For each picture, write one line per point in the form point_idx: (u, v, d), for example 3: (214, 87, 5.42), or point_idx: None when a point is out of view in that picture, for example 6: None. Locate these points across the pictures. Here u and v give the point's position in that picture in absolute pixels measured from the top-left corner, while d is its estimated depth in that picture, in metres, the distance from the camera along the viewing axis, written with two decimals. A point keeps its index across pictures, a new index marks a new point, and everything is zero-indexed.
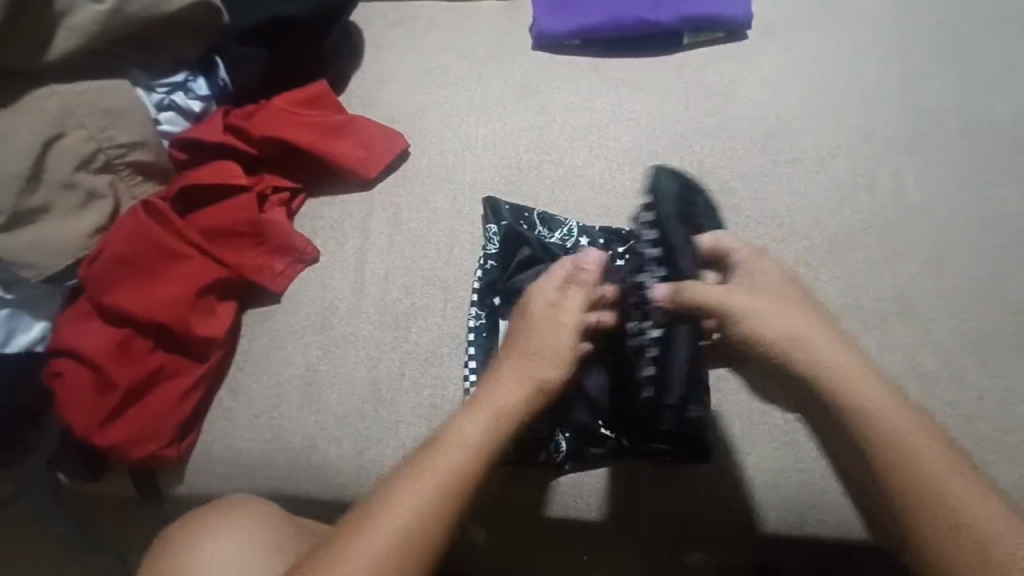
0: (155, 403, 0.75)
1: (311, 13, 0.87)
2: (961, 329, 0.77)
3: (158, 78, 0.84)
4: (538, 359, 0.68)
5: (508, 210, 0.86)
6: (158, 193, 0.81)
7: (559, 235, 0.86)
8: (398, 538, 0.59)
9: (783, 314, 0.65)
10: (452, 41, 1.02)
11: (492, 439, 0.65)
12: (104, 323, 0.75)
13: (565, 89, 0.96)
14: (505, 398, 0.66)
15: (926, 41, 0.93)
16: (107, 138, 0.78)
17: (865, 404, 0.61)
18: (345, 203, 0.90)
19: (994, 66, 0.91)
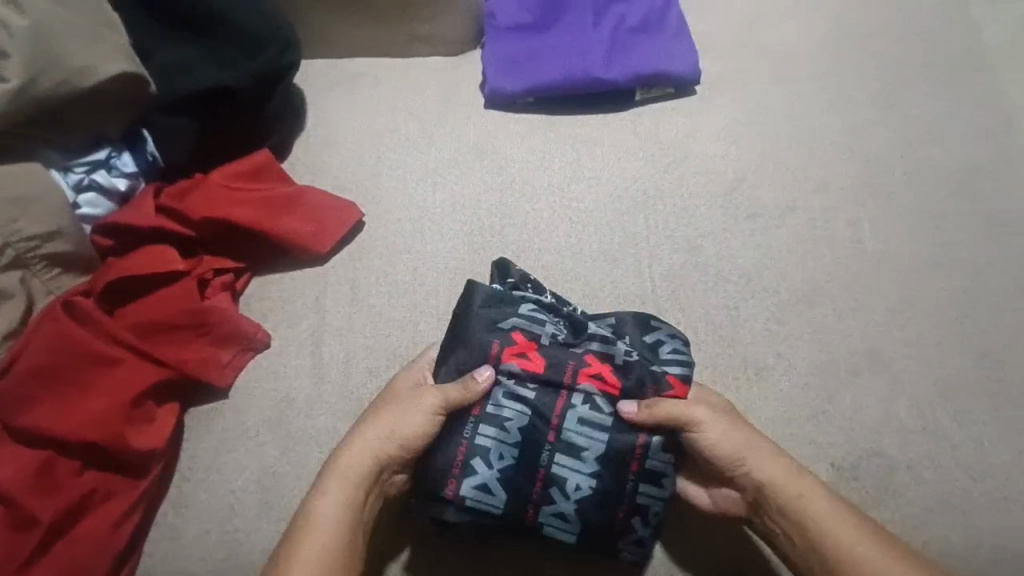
0: (86, 534, 0.64)
1: (246, 83, 0.81)
2: (930, 375, 0.79)
3: (76, 158, 0.75)
4: (385, 424, 0.65)
5: (517, 270, 0.76)
6: (81, 288, 0.72)
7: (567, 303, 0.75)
8: None
9: (731, 430, 0.65)
10: (400, 100, 0.99)
11: (350, 512, 0.61)
12: (23, 446, 0.65)
13: (522, 148, 0.93)
14: (352, 461, 0.63)
15: (860, 95, 0.98)
16: (15, 231, 0.68)
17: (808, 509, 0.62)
18: (296, 279, 0.83)
19: (922, 118, 0.96)
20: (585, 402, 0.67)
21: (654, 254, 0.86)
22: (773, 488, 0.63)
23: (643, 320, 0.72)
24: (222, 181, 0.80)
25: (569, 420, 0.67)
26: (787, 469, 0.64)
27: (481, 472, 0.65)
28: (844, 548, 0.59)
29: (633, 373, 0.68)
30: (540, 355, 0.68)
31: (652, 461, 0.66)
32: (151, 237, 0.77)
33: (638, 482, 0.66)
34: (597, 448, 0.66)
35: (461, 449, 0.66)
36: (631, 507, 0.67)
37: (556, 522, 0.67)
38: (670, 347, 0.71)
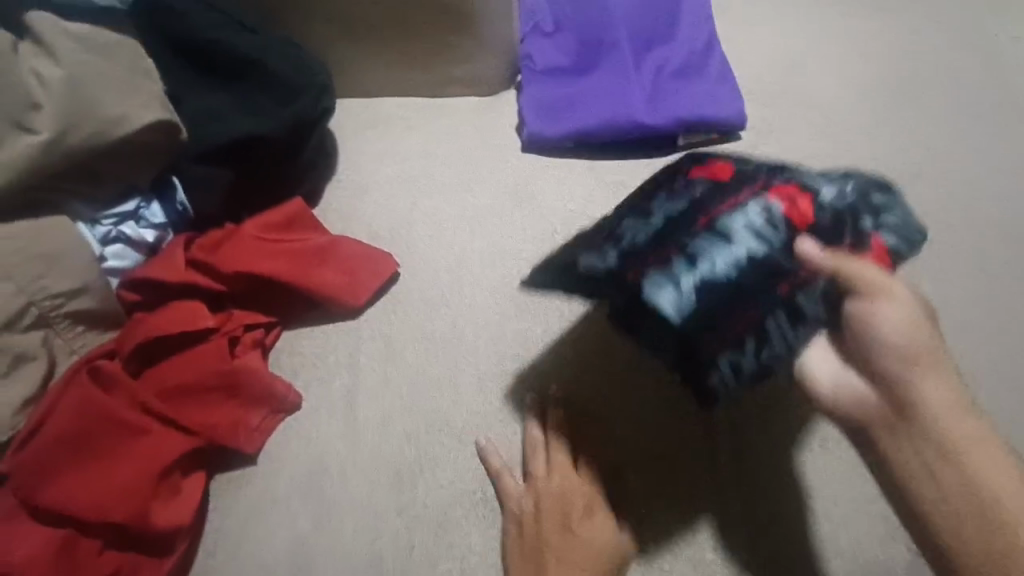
0: None
1: (282, 131, 0.78)
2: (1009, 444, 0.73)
3: (104, 210, 0.72)
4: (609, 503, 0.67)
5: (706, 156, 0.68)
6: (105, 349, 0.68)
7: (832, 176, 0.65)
8: None
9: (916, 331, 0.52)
10: (435, 143, 0.95)
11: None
12: (39, 524, 0.60)
13: (563, 195, 0.90)
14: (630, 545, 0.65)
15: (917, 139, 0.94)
16: (39, 288, 0.65)
17: (965, 447, 0.50)
18: (328, 334, 0.79)
19: (984, 163, 0.92)
20: (763, 215, 0.58)
21: None
22: (957, 439, 0.50)
23: (861, 189, 0.63)
24: (256, 233, 0.77)
25: (744, 222, 0.59)
26: (975, 421, 0.51)
27: (604, 252, 0.59)
28: (1009, 514, 0.49)
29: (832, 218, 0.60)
30: (723, 168, 0.64)
31: (813, 300, 0.56)
32: (181, 294, 0.73)
33: (778, 310, 0.56)
34: (756, 246, 0.57)
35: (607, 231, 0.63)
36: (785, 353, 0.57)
37: (668, 290, 0.55)
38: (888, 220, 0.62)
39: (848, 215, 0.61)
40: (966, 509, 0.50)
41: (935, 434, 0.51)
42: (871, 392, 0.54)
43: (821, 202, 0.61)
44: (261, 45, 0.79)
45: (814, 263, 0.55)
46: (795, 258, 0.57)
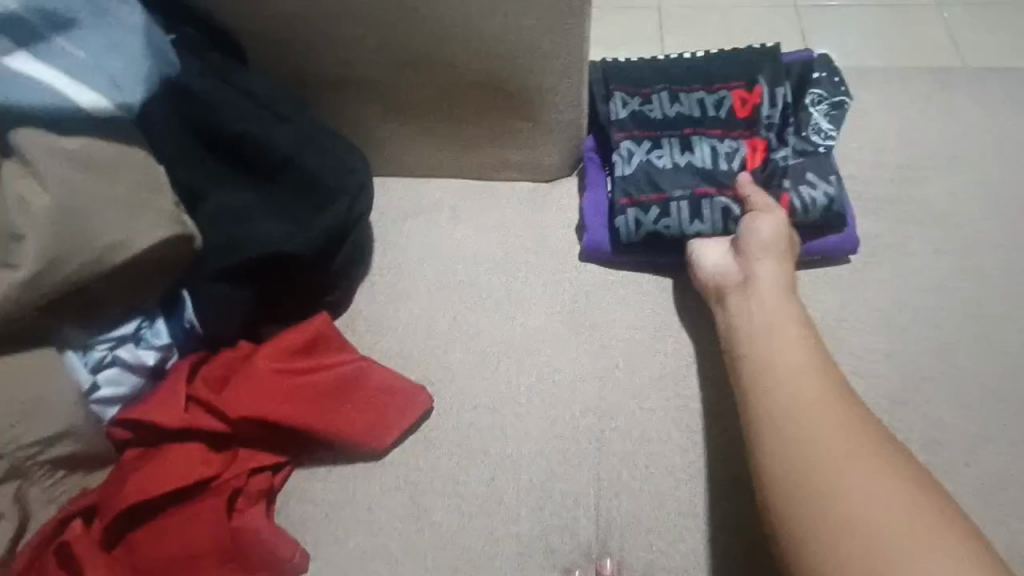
0: None
1: (315, 250, 0.68)
2: None
3: (101, 333, 0.62)
4: None
5: (794, 74, 0.84)
6: (86, 505, 0.59)
7: (817, 137, 0.81)
8: None
9: (785, 331, 0.63)
10: (483, 246, 0.83)
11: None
12: None
13: (628, 318, 0.77)
14: None
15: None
16: (15, 436, 0.56)
17: (797, 396, 0.57)
18: (346, 482, 0.67)
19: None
20: (720, 115, 0.81)
21: None
22: (775, 367, 0.60)
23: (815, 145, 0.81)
24: (268, 360, 0.66)
25: (701, 97, 0.82)
26: (797, 326, 0.63)
27: (631, 99, 0.83)
28: (810, 437, 0.54)
29: (791, 154, 0.80)
30: (749, 98, 0.81)
31: (719, 154, 0.79)
32: (176, 439, 0.62)
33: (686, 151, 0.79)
34: (692, 115, 0.81)
35: (650, 135, 0.81)
36: (662, 193, 0.77)
37: (622, 95, 0.83)
38: (826, 186, 0.77)
39: (813, 148, 0.80)
40: (804, 435, 0.55)
41: (751, 312, 0.65)
42: (733, 266, 0.71)
43: (803, 121, 0.82)
44: (297, 142, 0.68)
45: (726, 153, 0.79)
46: (715, 149, 0.79)
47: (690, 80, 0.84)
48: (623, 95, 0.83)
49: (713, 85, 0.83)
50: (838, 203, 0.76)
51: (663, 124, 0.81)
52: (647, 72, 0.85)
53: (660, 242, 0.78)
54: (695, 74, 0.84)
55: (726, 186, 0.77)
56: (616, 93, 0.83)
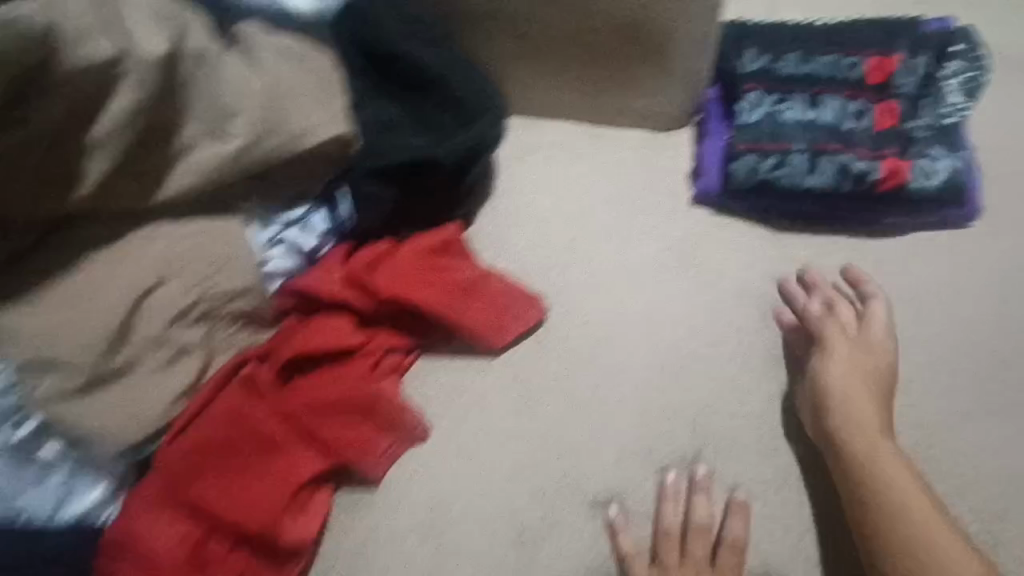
0: None
1: (456, 156, 0.75)
2: None
3: (275, 213, 0.72)
4: None
5: (934, 42, 0.83)
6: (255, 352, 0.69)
7: (950, 107, 0.80)
8: None
9: (854, 356, 0.69)
10: (598, 183, 0.87)
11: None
12: (178, 520, 0.63)
13: (738, 259, 0.79)
14: None
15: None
16: (210, 286, 0.66)
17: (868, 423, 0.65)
18: (463, 371, 0.75)
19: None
20: (850, 76, 0.81)
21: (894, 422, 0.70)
22: (856, 415, 0.66)
23: (948, 117, 0.79)
24: (409, 254, 0.75)
25: (833, 58, 0.83)
26: (872, 351, 0.70)
27: (761, 55, 0.85)
28: (883, 467, 0.63)
29: (920, 125, 0.79)
30: (882, 63, 0.82)
31: (845, 115, 0.79)
32: (330, 307, 0.72)
33: (809, 109, 0.81)
34: (820, 75, 0.82)
35: (776, 91, 0.83)
36: (782, 143, 0.79)
37: (753, 53, 0.86)
38: (948, 160, 0.76)
39: (945, 119, 0.79)
40: (882, 463, 0.63)
41: (840, 359, 0.69)
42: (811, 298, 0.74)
43: (941, 90, 0.81)
44: (445, 61, 0.75)
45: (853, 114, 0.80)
46: (840, 109, 0.80)
47: (825, 44, 0.85)
48: (753, 52, 0.86)
49: (846, 49, 0.84)
50: (960, 177, 0.76)
51: (791, 80, 0.82)
52: (784, 33, 0.87)
53: (774, 192, 0.79)
54: (829, 38, 0.85)
55: (847, 143, 0.78)
56: (747, 49, 0.86)
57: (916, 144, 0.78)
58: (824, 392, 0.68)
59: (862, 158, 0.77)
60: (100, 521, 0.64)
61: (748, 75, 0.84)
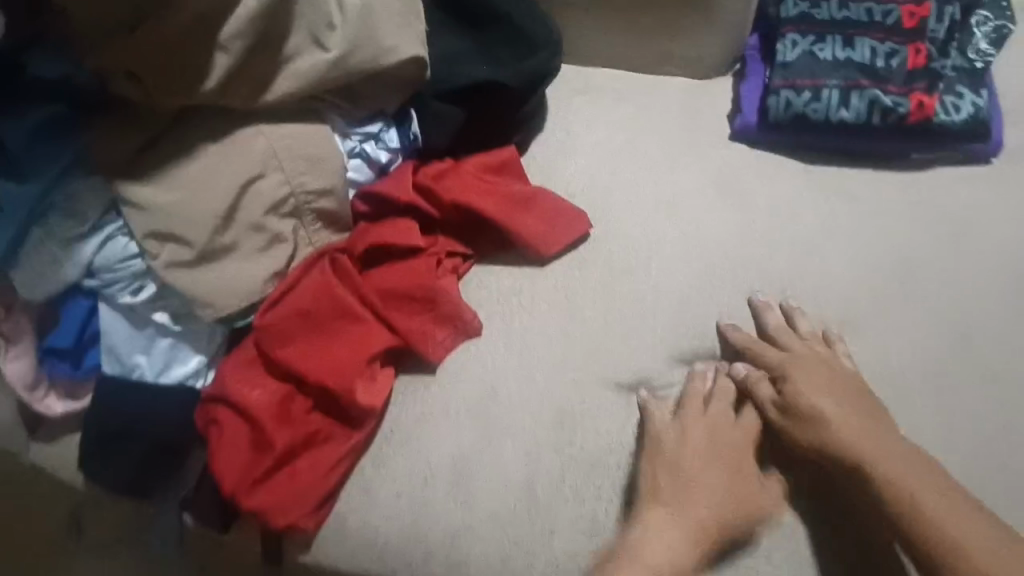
0: (303, 472, 0.72)
1: (519, 80, 0.84)
2: None
3: (355, 127, 0.82)
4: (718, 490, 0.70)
5: None
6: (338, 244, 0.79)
7: (977, 52, 0.85)
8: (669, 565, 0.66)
9: (807, 368, 0.73)
10: (643, 120, 0.94)
11: (690, 563, 0.67)
12: (273, 376, 0.74)
13: (771, 189, 0.86)
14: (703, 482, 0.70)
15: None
16: (300, 183, 0.76)
17: (842, 425, 0.69)
18: (514, 277, 0.83)
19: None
20: (886, 21, 0.85)
21: (904, 333, 0.77)
22: (828, 421, 0.70)
23: (975, 61, 0.85)
24: (473, 170, 0.84)
25: (870, 4, 0.86)
26: (817, 359, 0.74)
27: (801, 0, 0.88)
28: (875, 465, 0.66)
29: (949, 65, 0.84)
30: (919, 9, 0.85)
31: (878, 57, 0.84)
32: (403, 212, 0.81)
33: (844, 51, 0.85)
34: (857, 20, 0.86)
35: (813, 34, 0.86)
36: (817, 81, 0.84)
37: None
38: (974, 98, 0.83)
39: (972, 62, 0.84)
40: (874, 459, 0.67)
41: (798, 383, 0.73)
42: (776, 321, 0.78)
43: (970, 36, 0.86)
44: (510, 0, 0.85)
45: (887, 56, 0.84)
46: (874, 52, 0.84)
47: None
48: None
49: None
50: (984, 115, 0.82)
51: (829, 24, 0.86)
52: None
53: (806, 125, 0.85)
54: None
55: (877, 82, 0.83)
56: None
57: (945, 82, 0.84)
58: (783, 398, 0.73)
59: (892, 94, 0.82)
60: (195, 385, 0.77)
61: (787, 20, 0.88)
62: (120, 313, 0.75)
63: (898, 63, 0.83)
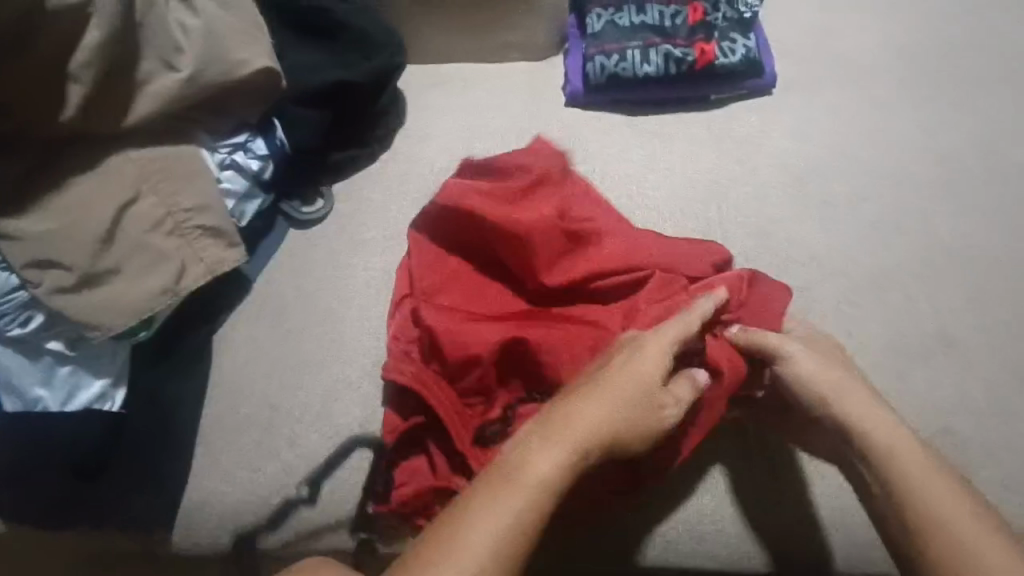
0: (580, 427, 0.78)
1: (369, 79, 0.94)
2: (988, 365, 0.83)
3: (222, 139, 0.88)
4: (607, 410, 0.65)
5: None
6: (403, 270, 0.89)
7: (744, 5, 1.05)
8: (482, 563, 0.58)
9: (837, 377, 0.73)
10: (491, 101, 1.05)
11: (613, 421, 0.65)
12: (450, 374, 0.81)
13: (601, 142, 1.01)
14: (573, 427, 0.64)
15: (935, 109, 1.00)
16: (176, 203, 0.81)
17: (895, 447, 0.69)
18: (393, 254, 0.94)
19: (987, 122, 0.99)
20: None
21: (726, 238, 0.92)
22: (881, 440, 0.69)
23: (742, 12, 1.04)
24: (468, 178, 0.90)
25: None
26: (855, 383, 0.74)
27: None
28: (921, 493, 0.66)
29: (721, 18, 1.04)
30: None
31: (665, 18, 1.03)
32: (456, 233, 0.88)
33: (638, 18, 1.04)
34: None
35: (613, 8, 1.05)
36: (621, 45, 1.03)
37: None
38: (744, 42, 1.02)
39: (741, 14, 1.04)
40: (925, 489, 0.66)
41: (842, 398, 0.72)
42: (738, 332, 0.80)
43: None
44: (348, 8, 0.94)
45: (672, 17, 1.03)
46: (661, 15, 1.03)
47: None
48: None
49: None
50: (753, 55, 1.02)
51: None
52: None
53: (621, 82, 1.03)
54: None
55: (667, 39, 1.03)
56: None
57: (719, 32, 1.04)
58: (813, 395, 0.73)
59: (679, 46, 1.02)
60: (103, 407, 0.79)
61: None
62: (17, 349, 0.79)
63: (681, 20, 1.03)
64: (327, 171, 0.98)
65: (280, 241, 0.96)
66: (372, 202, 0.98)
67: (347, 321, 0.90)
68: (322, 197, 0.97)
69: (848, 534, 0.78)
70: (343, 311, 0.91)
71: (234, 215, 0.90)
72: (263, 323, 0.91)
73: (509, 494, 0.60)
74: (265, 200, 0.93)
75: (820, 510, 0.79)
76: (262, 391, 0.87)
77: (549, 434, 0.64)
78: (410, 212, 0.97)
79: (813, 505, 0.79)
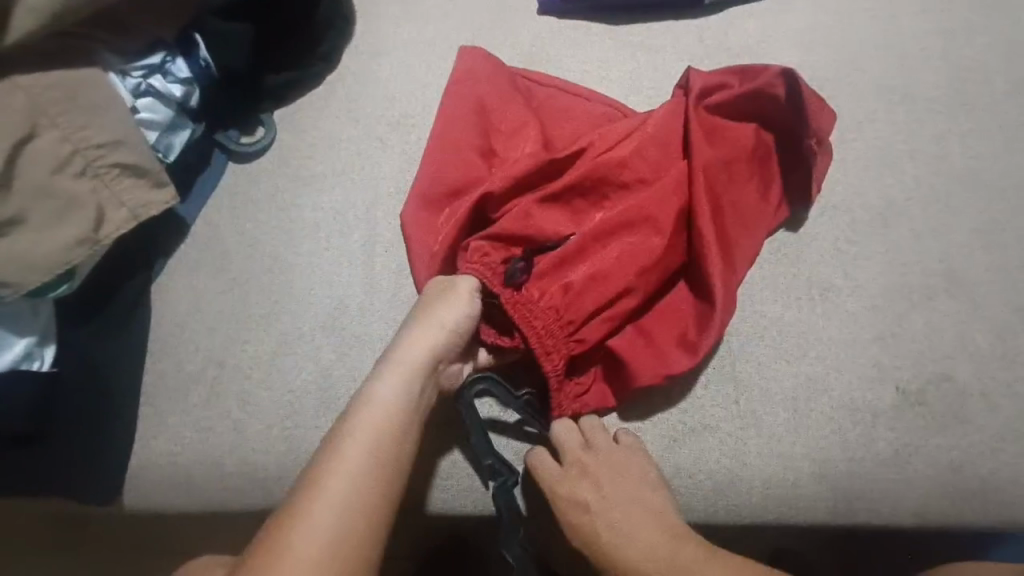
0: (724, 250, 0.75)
1: None
2: (1005, 301, 0.76)
3: (133, 61, 0.75)
4: (415, 349, 0.68)
5: None
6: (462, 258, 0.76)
7: None
8: (339, 509, 0.60)
9: None
10: (452, 9, 0.91)
11: (401, 405, 0.66)
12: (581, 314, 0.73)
13: (579, 56, 0.89)
14: (396, 373, 0.67)
15: (962, 10, 0.87)
16: (83, 138, 0.70)
17: None
18: (346, 191, 0.84)
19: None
20: None
21: None
22: None
23: None
24: (448, 144, 0.80)
25: None
26: None
27: None
28: None
29: None
30: None
31: None
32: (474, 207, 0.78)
33: None
34: None
35: None
36: None
37: None
38: None
39: None
40: None
41: None
42: None
43: None
44: None
45: None
46: None
47: None
48: None
49: None
50: None
51: None
52: None
53: None
54: None
55: None
56: None
57: None
58: None
59: None
60: (30, 367, 0.73)
61: None
62: None
63: None
64: (266, 96, 0.87)
65: (219, 179, 0.86)
66: (318, 132, 0.87)
67: (295, 269, 0.82)
68: (262, 125, 0.87)
69: (865, 495, 0.70)
70: (290, 258, 0.82)
71: (160, 149, 0.79)
72: (204, 271, 0.82)
73: (348, 446, 0.63)
74: (194, 131, 0.82)
75: (824, 469, 0.71)
76: (205, 346, 0.80)
77: (372, 386, 0.67)
78: (361, 142, 0.86)
79: (815, 461, 0.72)
